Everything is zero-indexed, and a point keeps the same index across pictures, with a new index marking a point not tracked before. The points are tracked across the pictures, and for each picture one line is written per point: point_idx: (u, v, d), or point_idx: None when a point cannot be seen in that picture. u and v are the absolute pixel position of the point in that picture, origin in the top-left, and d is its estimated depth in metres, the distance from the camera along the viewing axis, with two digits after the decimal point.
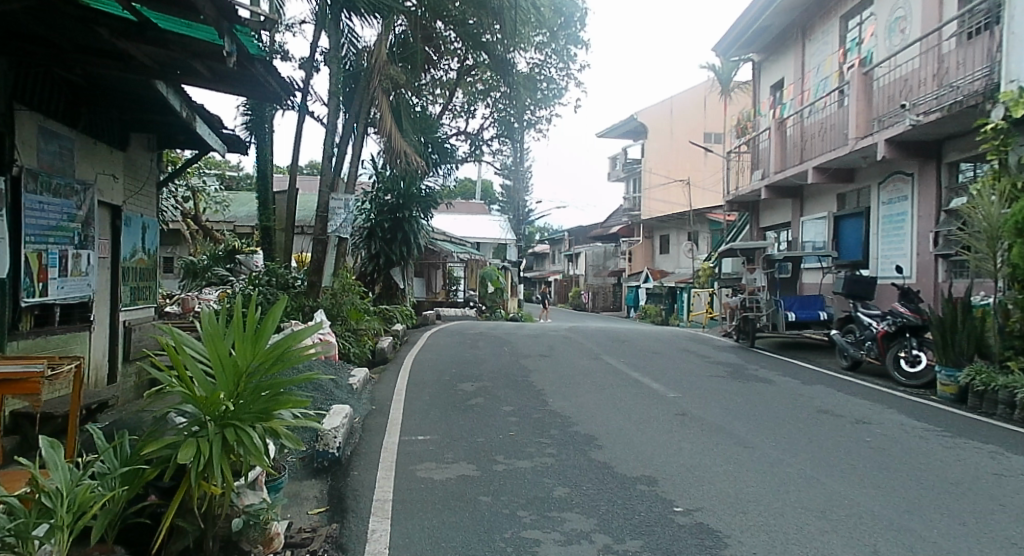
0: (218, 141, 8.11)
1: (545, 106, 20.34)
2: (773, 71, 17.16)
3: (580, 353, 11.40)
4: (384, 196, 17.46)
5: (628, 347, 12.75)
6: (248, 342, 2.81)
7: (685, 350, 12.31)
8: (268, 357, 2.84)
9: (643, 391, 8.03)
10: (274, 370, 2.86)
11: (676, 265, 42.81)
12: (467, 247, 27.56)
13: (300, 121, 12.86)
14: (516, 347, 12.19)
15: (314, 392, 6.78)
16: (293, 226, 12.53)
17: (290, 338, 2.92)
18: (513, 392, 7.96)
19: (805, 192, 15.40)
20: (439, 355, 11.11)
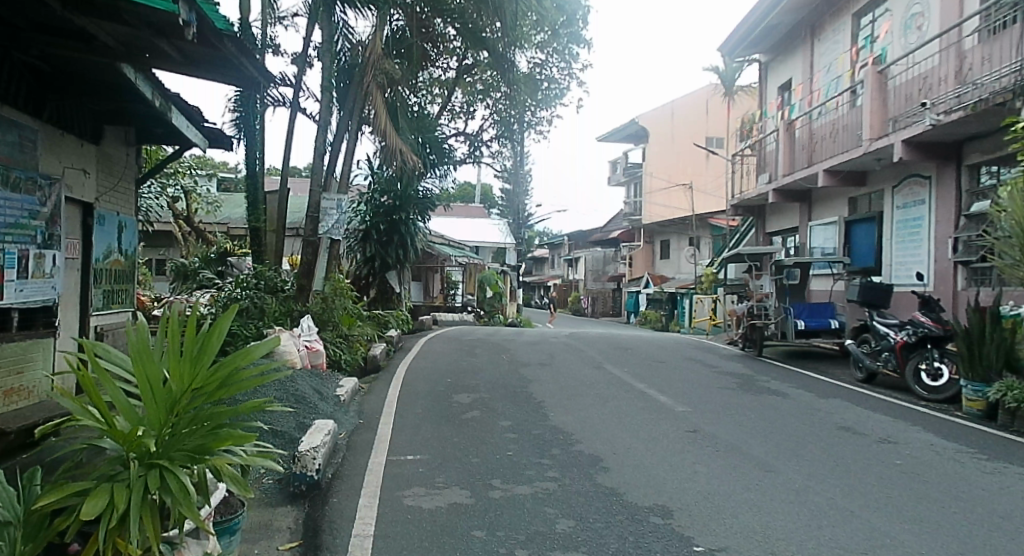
0: (199, 136, 7.62)
1: (546, 107, 19.89)
2: (780, 72, 16.75)
3: (581, 362, 10.91)
4: (381, 198, 16.98)
5: (631, 355, 12.27)
6: (185, 364, 2.49)
7: (690, 359, 11.83)
8: (210, 383, 2.52)
9: (649, 405, 7.54)
10: (216, 398, 2.54)
11: (677, 271, 42.37)
12: (465, 250, 27.07)
13: (292, 118, 12.38)
14: (514, 355, 11.70)
15: (297, 406, 6.28)
16: (283, 227, 12.03)
17: (238, 357, 2.59)
18: (511, 405, 7.46)
19: (814, 196, 14.94)
20: (434, 363, 10.61)
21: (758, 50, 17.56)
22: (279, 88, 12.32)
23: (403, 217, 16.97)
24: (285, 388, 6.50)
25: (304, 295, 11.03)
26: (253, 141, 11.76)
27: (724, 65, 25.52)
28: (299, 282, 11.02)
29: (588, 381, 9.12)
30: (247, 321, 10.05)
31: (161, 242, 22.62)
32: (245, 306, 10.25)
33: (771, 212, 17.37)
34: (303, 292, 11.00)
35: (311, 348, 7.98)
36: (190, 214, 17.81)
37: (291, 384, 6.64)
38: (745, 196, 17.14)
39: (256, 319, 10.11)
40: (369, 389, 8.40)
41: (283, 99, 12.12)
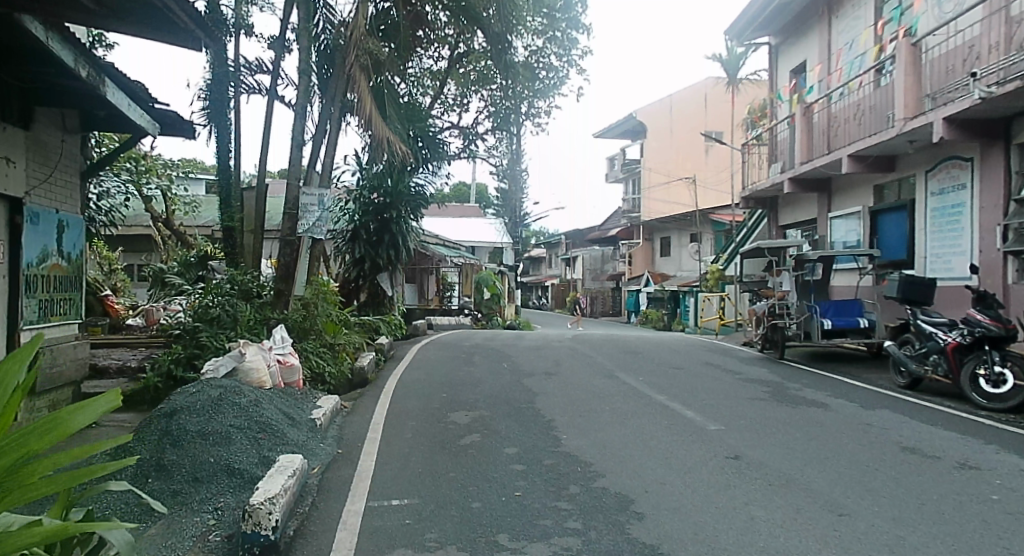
0: (149, 120, 6.57)
1: (543, 98, 18.88)
2: (792, 55, 15.75)
3: (591, 370, 9.89)
4: (371, 195, 15.94)
5: (643, 360, 11.24)
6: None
7: (709, 364, 10.81)
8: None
9: (676, 423, 6.51)
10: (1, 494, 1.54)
11: (678, 268, 41.48)
12: (461, 251, 26.04)
13: (270, 108, 11.35)
14: (516, 363, 10.69)
15: (263, 438, 5.24)
16: (261, 227, 11.02)
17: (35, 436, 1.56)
18: (517, 426, 6.44)
19: (833, 185, 13.96)
20: (428, 375, 9.57)
21: (768, 33, 16.56)
22: (255, 74, 11.29)
23: (394, 215, 15.91)
24: (249, 414, 5.48)
25: (282, 301, 10.15)
26: (225, 131, 10.73)
27: (727, 53, 24.49)
28: (276, 286, 10.13)
29: (601, 394, 8.09)
30: (218, 332, 9.01)
31: (140, 246, 21.55)
32: (217, 315, 9.19)
33: (785, 204, 16.42)
34: (281, 297, 10.12)
35: (283, 363, 6.92)
36: (168, 215, 16.77)
37: (257, 408, 5.62)
38: (757, 188, 16.18)
39: (228, 330, 9.08)
40: (353, 407, 7.36)
41: (260, 87, 11.11)
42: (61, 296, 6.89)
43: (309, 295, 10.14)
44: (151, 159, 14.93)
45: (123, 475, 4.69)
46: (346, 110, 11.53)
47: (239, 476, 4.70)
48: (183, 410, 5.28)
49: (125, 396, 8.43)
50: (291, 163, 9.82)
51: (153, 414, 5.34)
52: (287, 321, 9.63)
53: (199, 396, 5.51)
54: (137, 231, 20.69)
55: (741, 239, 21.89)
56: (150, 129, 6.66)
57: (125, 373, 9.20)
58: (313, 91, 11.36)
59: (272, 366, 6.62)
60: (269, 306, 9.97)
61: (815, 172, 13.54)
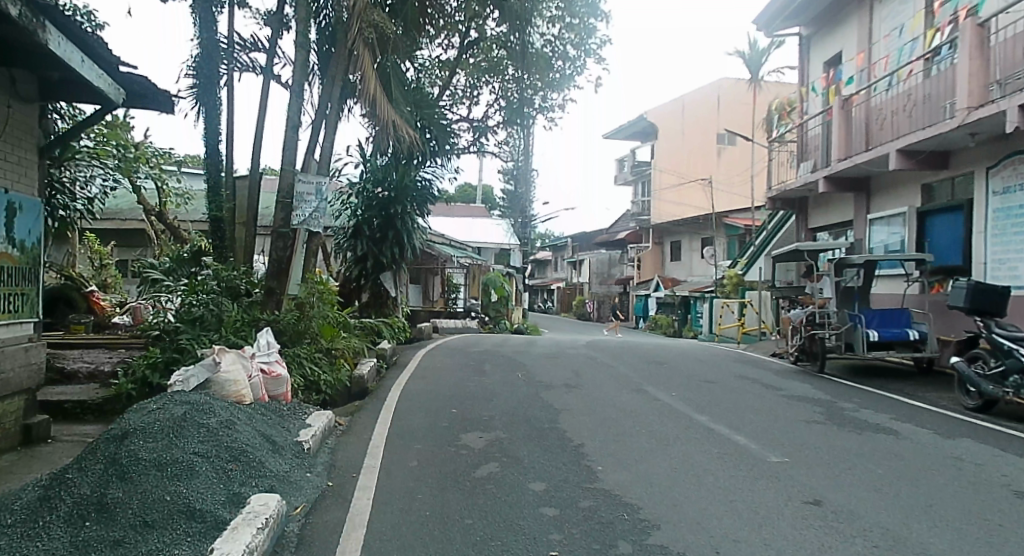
0: (114, 86, 5.61)
1: (558, 90, 17.91)
2: (826, 46, 14.74)
3: (616, 383, 8.88)
4: (375, 188, 14.96)
5: (671, 372, 10.22)
6: None
7: (743, 378, 9.79)
8: None
9: (730, 452, 5.50)
10: None
11: (688, 273, 40.43)
12: (468, 251, 25.02)
13: (266, 89, 10.41)
14: (532, 372, 9.70)
15: (233, 473, 4.18)
16: (254, 220, 10.08)
17: None
18: (541, 454, 5.45)
19: (872, 185, 12.95)
20: (434, 385, 8.56)
21: (800, 23, 15.54)
22: (249, 52, 10.33)
23: (399, 210, 14.91)
24: (219, 439, 4.44)
25: (274, 301, 9.19)
26: (215, 112, 9.78)
27: (749, 48, 23.53)
28: (267, 283, 9.18)
29: (632, 413, 7.09)
30: (200, 335, 8.04)
31: (136, 242, 20.65)
32: (200, 315, 8.26)
33: (815, 205, 15.39)
34: (272, 296, 9.13)
35: (268, 373, 5.94)
36: (161, 208, 15.84)
37: (229, 432, 4.58)
38: (787, 188, 15.16)
39: (211, 333, 8.12)
40: (349, 426, 6.38)
41: (255, 65, 10.15)
42: (10, 290, 5.88)
43: (304, 294, 9.11)
44: (142, 148, 14.04)
45: (56, 518, 3.61)
46: (349, 92, 10.55)
47: (200, 520, 3.53)
48: (137, 434, 4.26)
49: (91, 404, 7.51)
50: (286, 147, 8.82)
51: (101, 440, 4.33)
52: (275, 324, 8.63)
53: (158, 417, 4.51)
54: (131, 225, 19.79)
55: (763, 243, 20.85)
56: (115, 96, 5.71)
57: (96, 378, 8.30)
58: (312, 72, 10.41)
59: (252, 377, 5.63)
60: (257, 306, 8.97)
61: (854, 169, 12.53)
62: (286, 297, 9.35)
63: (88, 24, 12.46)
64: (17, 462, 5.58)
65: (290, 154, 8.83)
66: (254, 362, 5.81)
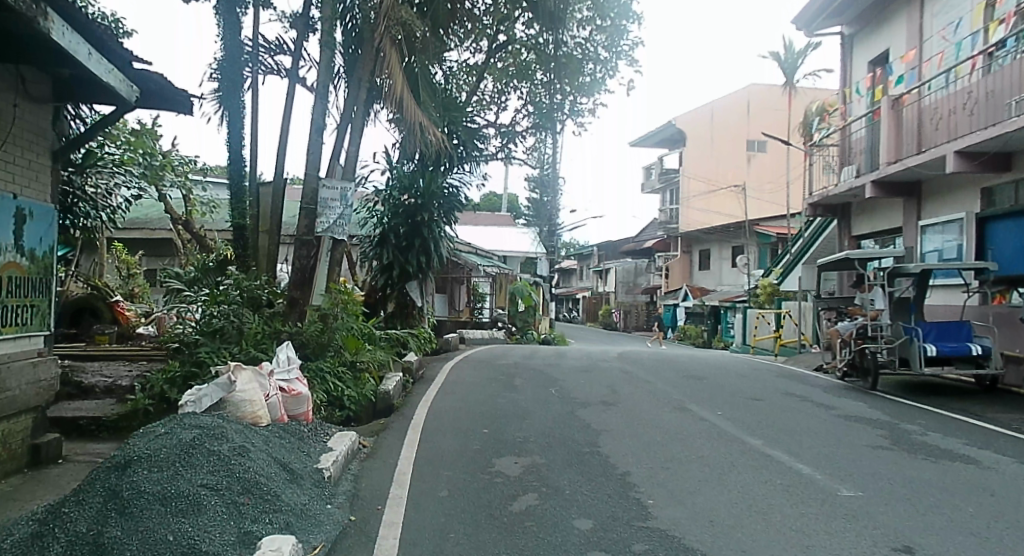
0: (126, 82, 5.30)
1: (588, 95, 17.49)
2: (872, 44, 14.08)
3: (657, 401, 8.33)
4: (401, 195, 14.62)
5: (713, 388, 9.64)
6: None
7: (791, 395, 9.17)
8: None
9: (795, 485, 4.93)
10: None
11: (718, 282, 39.52)
12: (494, 260, 24.61)
13: (291, 93, 10.12)
14: (565, 388, 9.19)
15: (244, 508, 3.73)
16: (278, 228, 9.76)
17: None
18: (584, 484, 4.94)
19: (925, 189, 12.24)
20: (463, 403, 8.09)
21: (841, 21, 14.91)
22: (274, 55, 10.07)
23: (426, 218, 14.55)
24: (229, 467, 4.01)
25: (297, 312, 8.90)
26: (239, 117, 9.49)
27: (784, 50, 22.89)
28: (290, 293, 8.89)
29: (679, 436, 6.54)
30: (219, 348, 7.71)
31: (164, 252, 20.61)
32: (221, 327, 7.97)
33: (860, 211, 14.69)
34: (294, 308, 8.81)
35: (288, 391, 5.55)
36: (188, 217, 15.67)
37: (241, 459, 4.14)
38: (830, 193, 14.50)
39: (231, 346, 7.78)
40: (374, 448, 5.95)
41: (280, 68, 9.87)
42: (18, 301, 5.55)
43: (326, 305, 8.81)
44: (169, 157, 13.89)
45: None
46: (375, 95, 10.22)
47: None
48: (140, 462, 3.87)
49: (106, 421, 7.20)
50: (310, 150, 8.48)
51: (102, 470, 3.94)
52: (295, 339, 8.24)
53: (163, 443, 4.11)
54: (159, 235, 19.74)
55: (801, 252, 20.11)
56: (127, 93, 5.37)
57: (114, 393, 7.98)
58: (338, 75, 10.10)
59: (270, 396, 5.23)
60: (280, 317, 8.62)
61: (905, 173, 11.85)
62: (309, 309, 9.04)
63: (116, 32, 12.35)
64: (21, 486, 5.22)
65: (314, 158, 8.48)
66: (274, 381, 5.42)
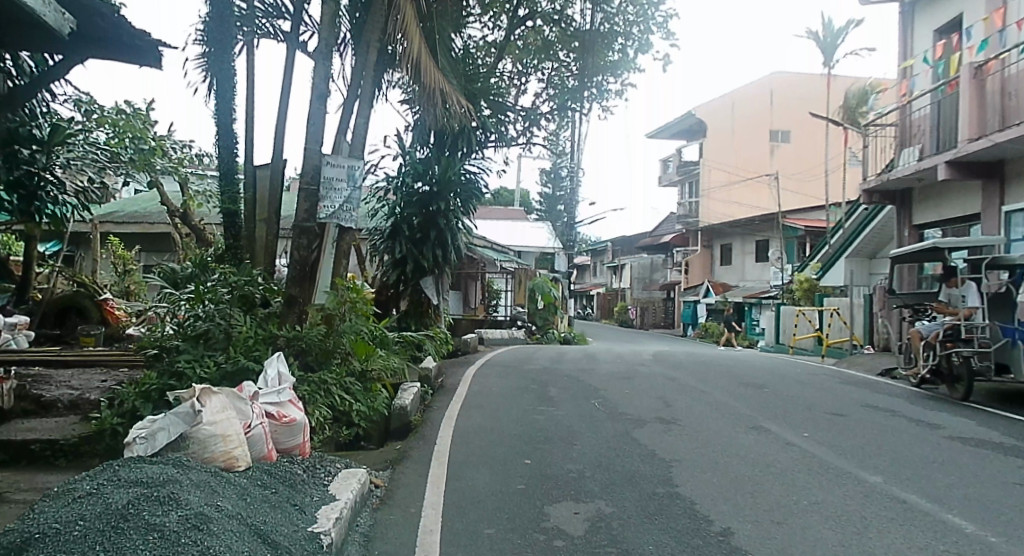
0: (52, 8, 3.98)
1: (614, 74, 16.12)
2: (941, 10, 12.62)
3: (724, 419, 6.97)
4: (415, 182, 13.28)
5: (779, 399, 8.29)
6: None
7: (876, 408, 7.79)
8: None
9: (966, 551, 3.59)
10: None
11: (741, 278, 37.97)
12: (512, 255, 23.27)
13: (290, 61, 8.82)
14: (610, 401, 7.85)
15: None
16: (276, 217, 8.47)
17: None
18: (675, 551, 3.61)
19: (1009, 169, 10.81)
20: (492, 422, 6.79)
21: None
22: (272, 19, 8.78)
23: (442, 206, 13.26)
24: (176, 544, 2.63)
25: (296, 312, 7.21)
26: (230, 86, 8.19)
27: (822, 29, 21.41)
28: (286, 290, 7.17)
29: (770, 470, 5.18)
30: (202, 356, 6.45)
31: (164, 247, 19.45)
32: (206, 330, 6.69)
33: (924, 196, 13.25)
34: (293, 307, 7.18)
35: (279, 417, 4.25)
36: (185, 208, 14.46)
37: (197, 535, 2.73)
38: (892, 176, 13.07)
39: (215, 354, 6.50)
40: (388, 493, 4.62)
41: (278, 29, 8.56)
42: None
43: (328, 304, 7.37)
44: (164, 143, 12.83)
45: None
46: (387, 63, 8.91)
47: None
48: (41, 545, 2.56)
49: (64, 445, 5.93)
50: (311, 122, 7.15)
51: None
52: (290, 349, 6.88)
53: (81, 514, 2.78)
54: (159, 229, 18.60)
55: (846, 243, 18.64)
56: (63, 23, 4.11)
57: (78, 410, 6.71)
58: (345, 40, 8.81)
59: (253, 427, 3.92)
60: (276, 317, 7.29)
61: (990, 151, 10.42)
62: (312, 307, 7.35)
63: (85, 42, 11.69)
64: None
65: (316, 129, 7.15)
66: (259, 408, 4.11)
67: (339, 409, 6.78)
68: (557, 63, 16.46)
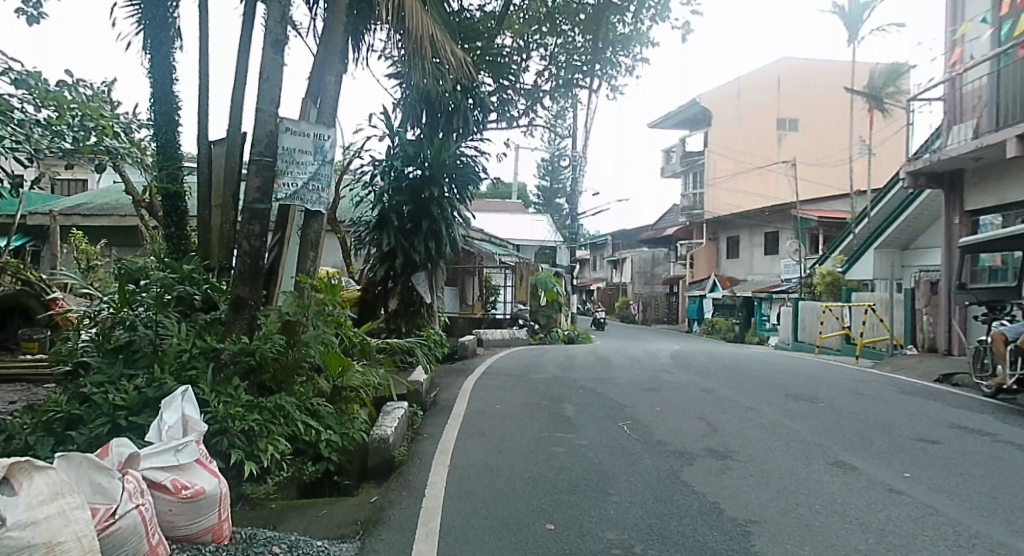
0: None
1: (625, 50, 14.56)
2: None
3: (791, 450, 5.48)
4: (404, 166, 11.80)
5: (844, 418, 6.83)
6: None
7: (969, 432, 6.31)
8: None
9: None
10: None
11: (748, 271, 36.50)
12: (512, 249, 21.81)
13: (249, 11, 7.27)
14: (641, 424, 6.37)
15: None
16: (231, 199, 6.89)
17: None
18: None
19: None
20: (495, 459, 5.30)
21: None
22: None
23: (435, 193, 11.72)
24: None
25: (245, 320, 5.56)
26: (168, 37, 6.62)
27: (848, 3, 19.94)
28: (233, 290, 5.53)
29: (887, 538, 3.72)
30: (119, 377, 4.96)
31: (136, 241, 17.94)
32: (128, 341, 5.20)
33: (979, 179, 11.85)
34: (241, 311, 5.52)
35: (176, 491, 2.73)
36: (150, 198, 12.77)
37: None
38: (945, 156, 11.56)
39: (137, 374, 4.97)
40: None
41: None
42: None
43: (281, 307, 5.70)
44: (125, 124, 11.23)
45: None
46: (365, 15, 7.32)
47: None
48: None
49: None
50: (264, 79, 5.52)
51: None
52: (234, 367, 5.26)
53: None
54: (130, 222, 17.09)
55: (877, 232, 17.15)
56: None
57: None
58: None
59: (119, 514, 2.40)
60: (221, 323, 5.74)
61: None
62: (262, 312, 5.71)
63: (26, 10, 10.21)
64: None
65: (269, 85, 5.51)
66: (137, 479, 2.59)
67: (303, 439, 5.33)
68: (562, 37, 14.79)
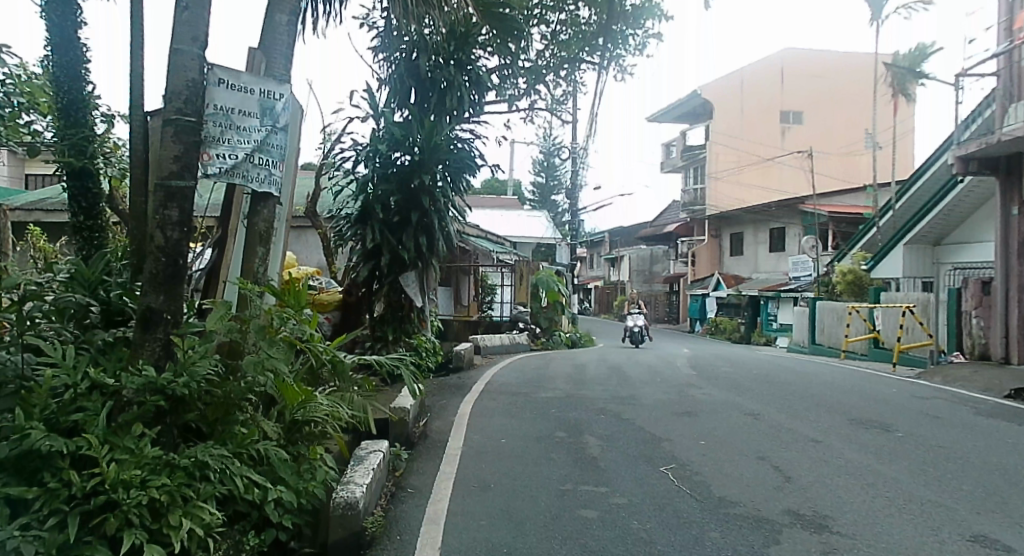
0: None
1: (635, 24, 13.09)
2: None
3: (900, 513, 4.07)
4: (391, 151, 10.27)
5: (942, 458, 5.36)
6: None
7: None
8: None
9: None
10: None
11: (753, 269, 35.18)
12: (510, 246, 20.49)
13: None
14: (690, 468, 4.94)
15: None
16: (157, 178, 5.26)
17: None
18: None
19: None
20: (507, 531, 3.87)
21: None
22: None
23: (426, 181, 10.21)
24: None
25: (159, 342, 3.99)
26: None
27: None
28: (141, 300, 3.98)
29: None
30: None
31: None
32: None
33: None
34: (153, 327, 3.96)
35: None
36: None
37: None
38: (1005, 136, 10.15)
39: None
40: None
41: None
42: None
43: (208, 323, 4.17)
44: None
45: None
46: None
47: None
48: None
49: None
50: (183, 9, 4.03)
51: None
52: (136, 411, 3.68)
53: None
54: None
55: (906, 226, 15.77)
56: None
57: None
58: None
59: None
60: (129, 345, 4.19)
61: None
62: (184, 330, 4.16)
63: None
64: None
65: (190, 17, 4.01)
66: None
67: (243, 500, 3.82)
68: (565, 12, 13.27)
